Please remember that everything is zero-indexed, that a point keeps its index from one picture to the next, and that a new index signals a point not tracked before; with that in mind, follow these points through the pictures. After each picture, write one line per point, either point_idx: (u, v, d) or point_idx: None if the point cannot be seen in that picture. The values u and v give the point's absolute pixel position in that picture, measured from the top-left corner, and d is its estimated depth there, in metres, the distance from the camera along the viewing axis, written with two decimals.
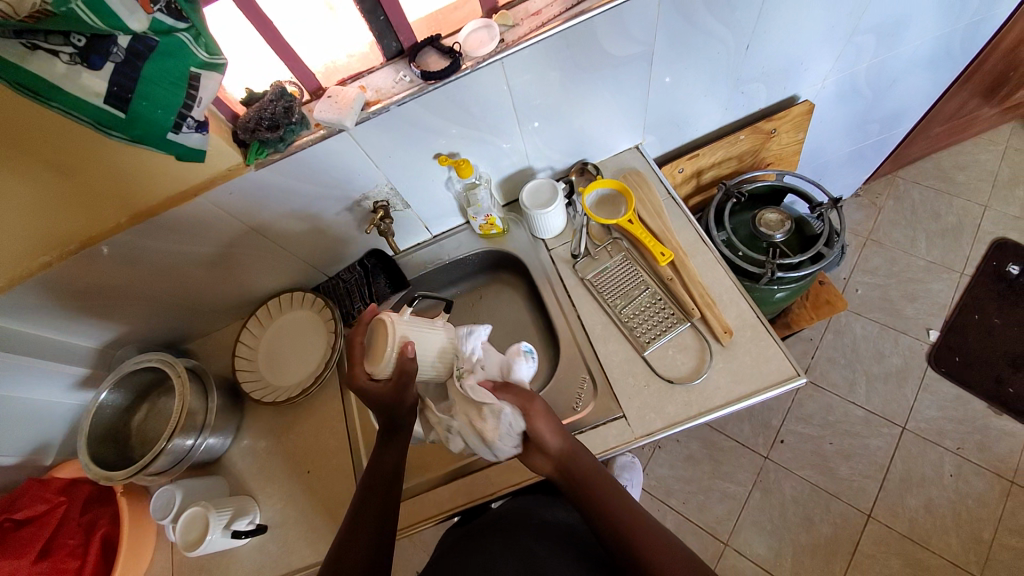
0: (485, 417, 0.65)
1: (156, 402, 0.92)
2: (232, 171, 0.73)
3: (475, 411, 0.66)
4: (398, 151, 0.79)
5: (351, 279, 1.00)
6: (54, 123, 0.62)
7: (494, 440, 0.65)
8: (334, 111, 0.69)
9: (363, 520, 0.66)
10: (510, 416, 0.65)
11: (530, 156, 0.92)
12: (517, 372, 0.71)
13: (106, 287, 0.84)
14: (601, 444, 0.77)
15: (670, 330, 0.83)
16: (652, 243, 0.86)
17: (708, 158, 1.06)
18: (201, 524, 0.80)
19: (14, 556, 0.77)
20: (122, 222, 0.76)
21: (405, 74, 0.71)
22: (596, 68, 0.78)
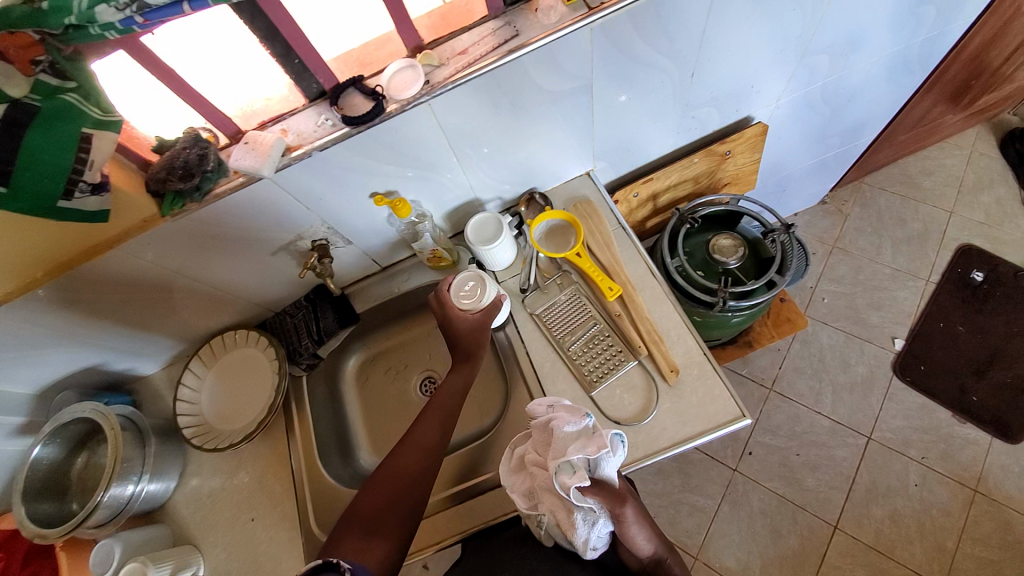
0: (577, 521, 0.66)
1: (90, 452, 0.88)
2: (147, 223, 0.70)
3: (564, 511, 0.66)
4: (329, 192, 0.76)
5: (299, 316, 0.98)
6: None
7: (581, 543, 0.67)
8: (252, 159, 0.66)
9: (412, 448, 0.73)
10: (596, 524, 0.67)
11: (474, 188, 0.89)
12: (606, 468, 0.68)
13: (31, 337, 0.78)
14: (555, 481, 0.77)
15: (616, 369, 0.81)
16: (600, 278, 0.84)
17: (662, 182, 1.04)
18: None
19: None
20: (39, 276, 0.70)
21: (327, 117, 0.68)
22: (534, 102, 0.76)
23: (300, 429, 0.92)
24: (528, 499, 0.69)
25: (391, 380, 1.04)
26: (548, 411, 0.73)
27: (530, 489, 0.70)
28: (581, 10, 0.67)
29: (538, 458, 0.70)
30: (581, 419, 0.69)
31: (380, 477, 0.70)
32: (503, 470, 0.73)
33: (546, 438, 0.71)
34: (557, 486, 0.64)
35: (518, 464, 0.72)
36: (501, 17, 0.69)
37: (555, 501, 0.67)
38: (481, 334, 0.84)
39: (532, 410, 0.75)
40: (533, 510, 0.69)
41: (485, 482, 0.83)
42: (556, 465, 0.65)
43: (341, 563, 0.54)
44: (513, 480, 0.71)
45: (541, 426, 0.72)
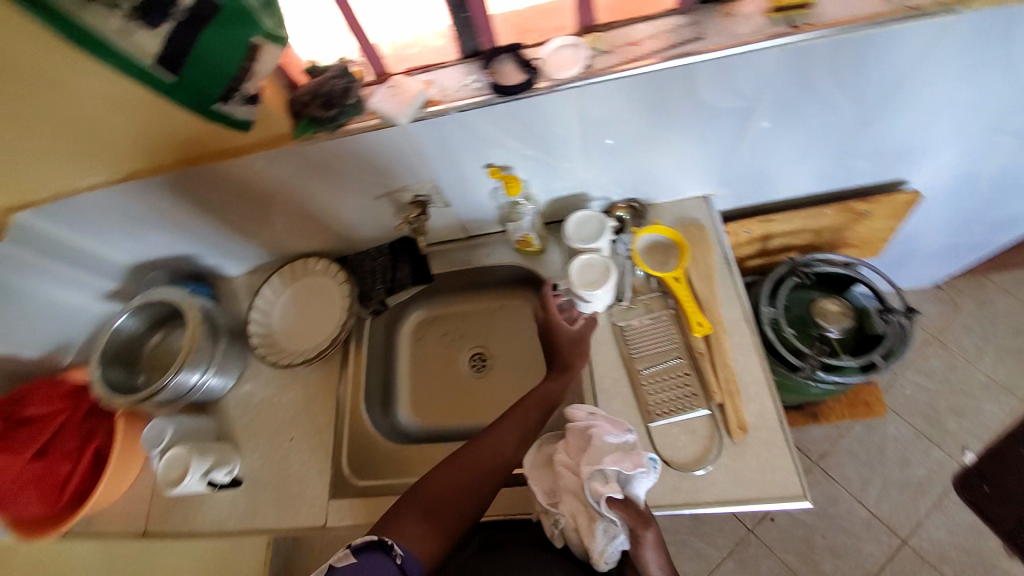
0: (599, 528, 0.65)
1: (170, 333, 0.93)
2: (276, 140, 0.71)
3: (585, 516, 0.66)
4: (447, 152, 0.73)
5: (376, 265, 0.98)
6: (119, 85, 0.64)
7: (598, 553, 0.65)
8: (392, 105, 0.65)
9: (487, 446, 0.71)
10: (616, 531, 0.65)
11: (587, 184, 0.84)
12: (636, 487, 0.65)
13: (138, 212, 0.84)
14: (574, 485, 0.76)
15: (683, 409, 0.75)
16: (692, 311, 0.79)
17: (783, 226, 0.95)
18: (183, 464, 0.81)
19: (15, 449, 0.81)
20: (166, 163, 0.76)
21: (474, 79, 0.65)
22: (686, 114, 0.70)
23: (352, 369, 0.94)
24: (551, 495, 0.69)
25: (444, 347, 1.04)
26: (588, 415, 0.72)
27: (555, 487, 0.69)
28: (782, 27, 0.61)
29: (567, 460, 0.69)
30: (620, 431, 0.68)
31: (448, 467, 0.70)
32: (527, 464, 0.73)
33: (580, 441, 0.70)
34: (590, 489, 0.64)
35: (545, 459, 0.72)
36: (689, 14, 0.64)
37: (576, 505, 0.67)
38: (579, 344, 0.80)
39: (571, 412, 0.72)
40: (552, 508, 0.69)
41: (517, 477, 0.81)
42: (590, 470, 0.65)
43: (392, 548, 0.59)
44: (539, 475, 0.71)
45: (574, 428, 0.70)
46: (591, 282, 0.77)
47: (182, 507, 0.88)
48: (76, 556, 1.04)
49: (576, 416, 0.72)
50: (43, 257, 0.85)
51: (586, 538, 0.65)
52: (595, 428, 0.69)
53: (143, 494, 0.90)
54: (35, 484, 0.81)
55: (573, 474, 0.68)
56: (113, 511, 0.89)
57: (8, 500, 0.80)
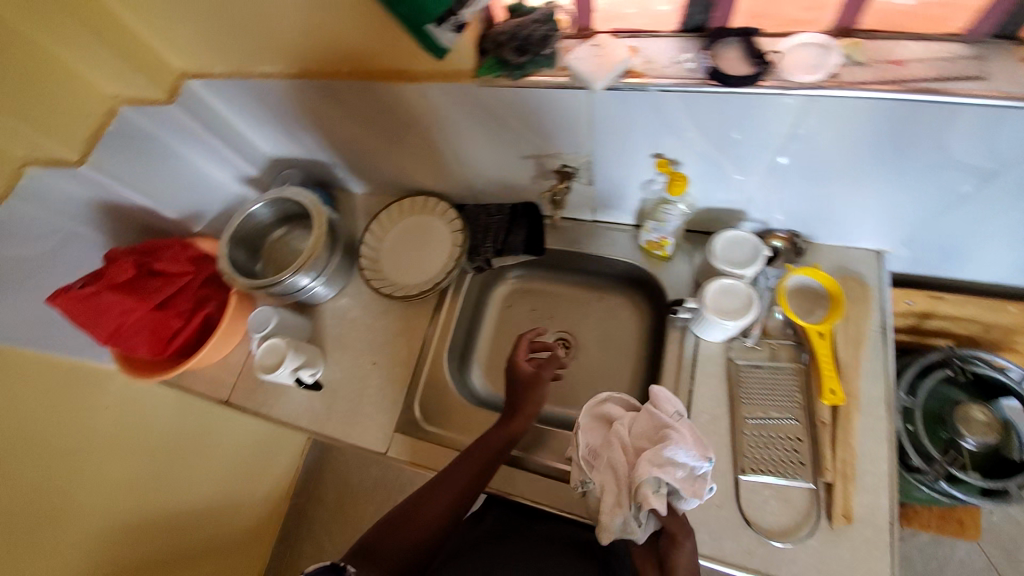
0: (620, 514, 0.61)
1: (292, 231, 0.97)
2: (454, 75, 0.68)
3: (613, 492, 0.63)
4: (625, 131, 0.68)
5: (493, 221, 0.95)
6: None
7: (605, 533, 0.61)
8: (591, 66, 0.59)
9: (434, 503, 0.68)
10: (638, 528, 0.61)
11: (752, 203, 0.76)
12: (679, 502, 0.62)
13: (296, 109, 0.86)
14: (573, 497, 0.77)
15: (785, 474, 0.70)
16: (829, 374, 0.71)
17: (953, 308, 0.85)
18: (278, 354, 0.87)
19: (140, 297, 0.86)
20: (343, 71, 0.75)
21: (688, 59, 0.59)
22: (912, 156, 0.60)
23: (444, 316, 0.94)
24: (592, 452, 0.68)
25: (530, 322, 1.01)
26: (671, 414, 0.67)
27: (600, 445, 0.68)
28: None
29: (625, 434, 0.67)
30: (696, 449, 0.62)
31: (402, 512, 0.68)
32: (586, 412, 0.72)
33: (649, 427, 0.67)
34: (638, 481, 0.60)
35: (603, 416, 0.72)
36: (974, 48, 0.54)
37: (610, 480, 0.64)
38: (538, 386, 0.80)
39: (657, 396, 0.69)
40: (587, 463, 0.67)
41: None
42: (647, 464, 0.61)
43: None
44: (591, 425, 0.71)
45: (652, 411, 0.67)
46: (731, 309, 0.71)
47: (263, 391, 0.94)
48: None
49: (659, 401, 0.69)
50: (198, 126, 0.90)
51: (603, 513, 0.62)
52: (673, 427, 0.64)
53: (232, 368, 0.97)
54: (150, 331, 0.87)
55: (626, 449, 0.65)
56: (205, 374, 0.97)
57: (123, 338, 0.85)
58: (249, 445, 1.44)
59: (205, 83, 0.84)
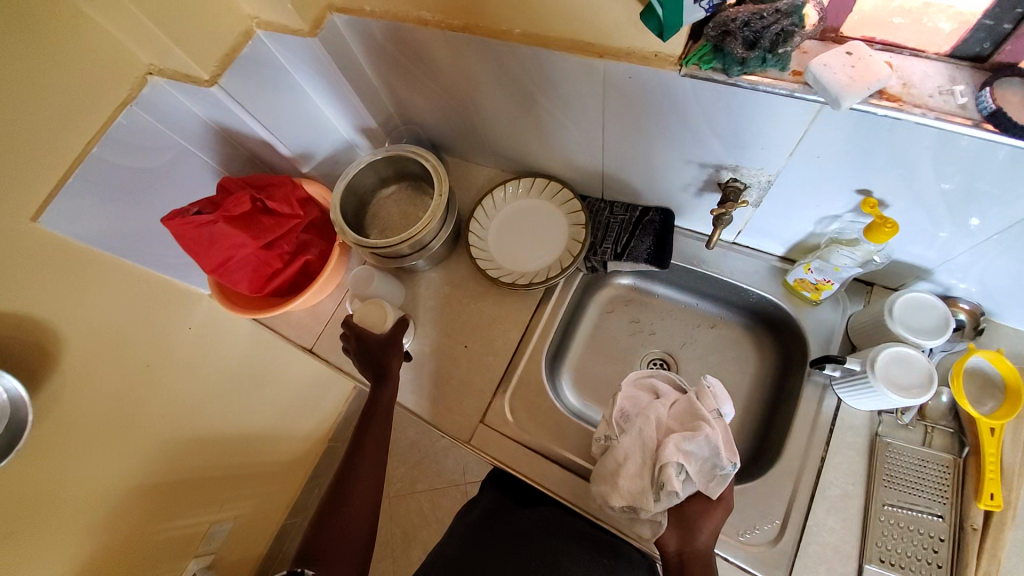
0: (640, 483, 0.63)
1: (403, 190, 0.93)
2: (655, 59, 0.58)
3: (636, 460, 0.65)
4: (833, 160, 0.59)
5: (621, 219, 0.88)
6: None
7: (617, 494, 0.64)
8: (843, 77, 0.48)
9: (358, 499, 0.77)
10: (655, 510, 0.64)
11: (946, 265, 0.66)
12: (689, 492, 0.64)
13: (441, 65, 0.78)
14: None
15: (917, 574, 0.62)
16: (993, 479, 0.61)
17: None
18: (377, 312, 0.84)
19: (251, 234, 0.83)
20: (513, 31, 0.65)
21: (961, 91, 0.49)
22: None
23: (549, 311, 0.88)
24: (625, 415, 0.69)
25: (630, 334, 0.93)
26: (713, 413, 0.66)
27: (636, 412, 0.69)
28: None
29: (663, 412, 0.68)
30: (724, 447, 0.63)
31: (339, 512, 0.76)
32: (628, 380, 0.74)
33: (684, 413, 0.68)
34: (664, 462, 0.62)
35: (645, 389, 0.73)
36: None
37: (634, 445, 0.66)
38: (391, 350, 0.82)
39: (704, 390, 0.69)
40: (618, 424, 0.69)
41: None
42: (677, 449, 0.62)
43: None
44: (635, 393, 0.71)
45: (692, 400, 0.68)
46: (907, 382, 0.62)
47: None
48: None
49: (704, 394, 0.68)
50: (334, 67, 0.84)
51: (620, 477, 0.64)
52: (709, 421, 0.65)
53: (322, 317, 0.94)
54: (253, 268, 0.85)
55: (659, 426, 0.67)
56: (294, 317, 0.95)
57: (228, 271, 0.84)
58: (299, 384, 1.44)
59: (349, 20, 0.76)
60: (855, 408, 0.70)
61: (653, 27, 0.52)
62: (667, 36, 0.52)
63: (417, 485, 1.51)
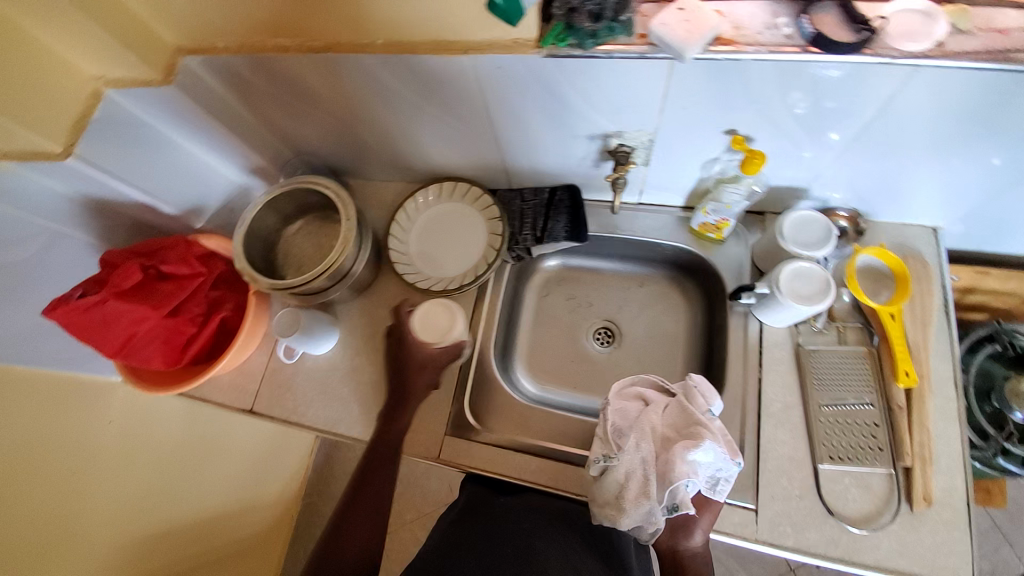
0: (647, 505, 0.62)
1: (310, 224, 0.89)
2: (516, 45, 0.60)
3: (639, 480, 0.63)
4: (697, 108, 0.63)
5: (532, 204, 0.90)
6: None
7: (626, 518, 0.63)
8: (680, 33, 0.53)
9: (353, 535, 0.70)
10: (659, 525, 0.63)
11: (816, 181, 0.73)
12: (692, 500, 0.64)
13: (314, 88, 0.77)
14: None
15: (863, 460, 0.67)
16: (904, 356, 0.68)
17: (994, 283, 0.84)
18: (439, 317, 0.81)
19: (151, 304, 0.78)
20: (376, 43, 0.66)
21: (784, 24, 0.54)
22: (1002, 127, 0.58)
23: (487, 309, 0.88)
24: (618, 431, 0.67)
25: (569, 312, 0.96)
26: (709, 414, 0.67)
27: (630, 427, 0.67)
28: None
29: (657, 421, 0.67)
30: (726, 448, 0.64)
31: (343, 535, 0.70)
32: (615, 391, 0.72)
33: (678, 420, 0.67)
34: (674, 481, 0.60)
35: (632, 399, 0.71)
36: None
37: (635, 465, 0.64)
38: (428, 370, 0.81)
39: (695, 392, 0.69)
40: (614, 442, 0.66)
41: None
42: (686, 464, 0.61)
43: None
44: (624, 406, 0.69)
45: (684, 405, 0.67)
46: (810, 292, 0.68)
47: (292, 396, 0.87)
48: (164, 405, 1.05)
49: (693, 396, 0.68)
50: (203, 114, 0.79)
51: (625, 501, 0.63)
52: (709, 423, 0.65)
53: (255, 372, 0.89)
54: (163, 340, 0.79)
55: (656, 437, 0.66)
56: (224, 380, 0.89)
57: (134, 349, 0.77)
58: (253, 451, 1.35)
59: (204, 60, 0.73)
60: (775, 328, 0.76)
61: (496, 12, 0.57)
62: (513, 19, 0.57)
63: (405, 517, 1.45)
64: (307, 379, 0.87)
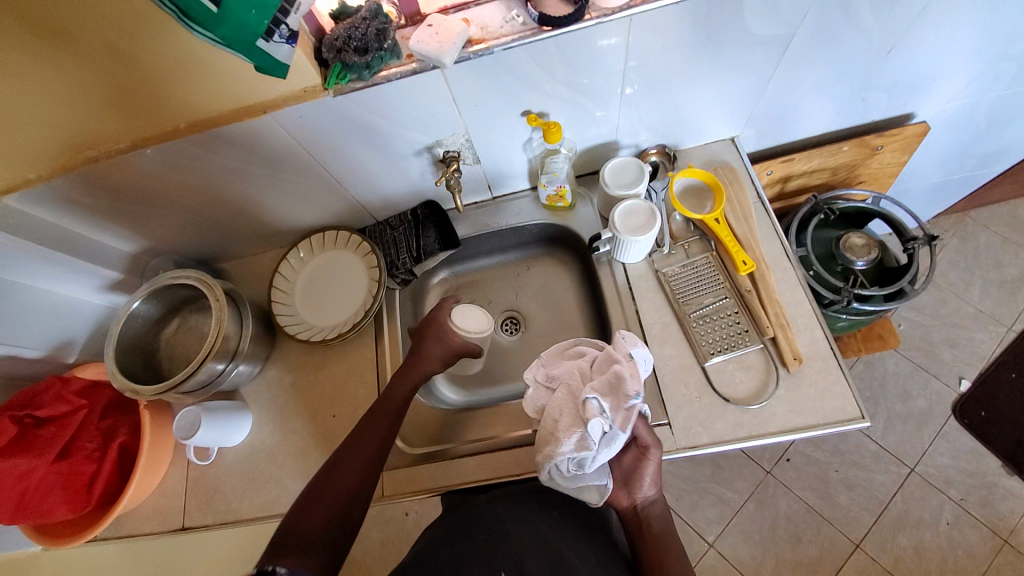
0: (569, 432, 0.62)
1: (188, 318, 0.89)
2: (308, 93, 0.66)
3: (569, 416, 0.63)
4: (488, 100, 0.72)
5: (400, 229, 0.94)
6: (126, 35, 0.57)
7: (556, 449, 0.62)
8: (434, 45, 0.62)
9: (333, 486, 0.66)
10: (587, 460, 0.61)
11: (621, 129, 0.83)
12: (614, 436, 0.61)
13: (143, 188, 0.78)
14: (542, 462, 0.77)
15: (737, 346, 0.76)
16: (736, 249, 0.79)
17: (802, 165, 0.97)
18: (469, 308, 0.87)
19: (35, 453, 0.74)
20: (179, 127, 0.69)
21: (517, 14, 0.65)
22: (726, 44, 0.70)
23: (388, 339, 0.91)
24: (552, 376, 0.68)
25: None
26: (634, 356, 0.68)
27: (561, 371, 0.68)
28: None
29: (584, 366, 0.67)
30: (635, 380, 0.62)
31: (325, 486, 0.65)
32: (554, 349, 0.72)
33: (603, 362, 0.66)
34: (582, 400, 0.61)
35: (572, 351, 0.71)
36: None
37: (563, 402, 0.65)
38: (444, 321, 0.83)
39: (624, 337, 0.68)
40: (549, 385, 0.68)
41: None
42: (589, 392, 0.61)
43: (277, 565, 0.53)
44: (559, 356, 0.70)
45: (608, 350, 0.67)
46: (640, 225, 0.78)
47: (222, 495, 0.84)
48: None
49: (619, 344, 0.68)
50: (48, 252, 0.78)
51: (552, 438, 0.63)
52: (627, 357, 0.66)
53: (177, 487, 0.86)
54: (61, 486, 0.75)
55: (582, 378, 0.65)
56: (148, 506, 0.85)
57: (32, 507, 0.72)
58: None
59: (21, 196, 0.72)
60: (635, 263, 0.84)
61: (258, 70, 0.58)
62: (280, 74, 0.59)
63: None
64: (232, 471, 0.85)
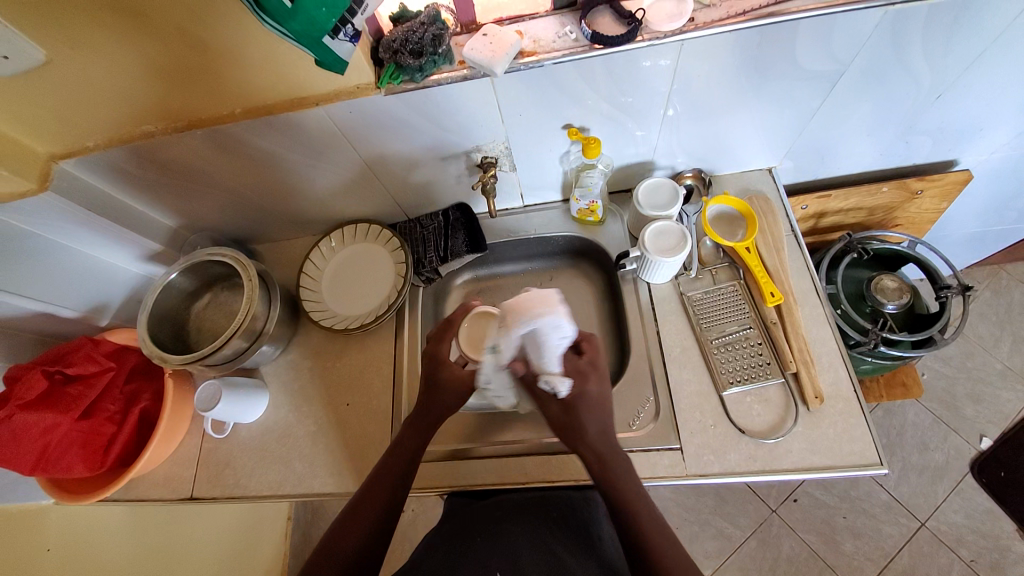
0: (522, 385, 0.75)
1: (219, 295, 0.92)
2: (360, 90, 0.69)
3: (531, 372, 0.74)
4: (532, 110, 0.73)
5: (430, 227, 0.95)
6: (200, 19, 0.60)
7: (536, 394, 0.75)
8: (486, 53, 0.63)
9: (359, 513, 0.65)
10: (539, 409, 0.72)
11: (658, 150, 0.84)
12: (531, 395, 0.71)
13: (192, 166, 0.81)
14: (546, 472, 0.76)
15: (757, 378, 0.75)
16: (764, 280, 0.78)
17: (838, 203, 0.96)
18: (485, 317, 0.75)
19: (62, 409, 0.76)
20: (235, 111, 0.73)
21: (571, 31, 0.67)
22: (774, 76, 0.70)
23: (408, 335, 0.92)
24: None
25: None
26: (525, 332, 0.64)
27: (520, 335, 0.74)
28: None
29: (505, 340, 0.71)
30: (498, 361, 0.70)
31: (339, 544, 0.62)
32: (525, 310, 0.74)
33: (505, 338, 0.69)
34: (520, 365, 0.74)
35: None
36: None
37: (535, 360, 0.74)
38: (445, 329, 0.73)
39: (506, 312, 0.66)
40: None
41: None
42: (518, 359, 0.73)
43: None
44: None
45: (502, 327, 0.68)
46: (670, 247, 0.78)
47: (232, 471, 0.86)
48: (110, 519, 1.00)
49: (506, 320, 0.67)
50: (101, 219, 0.81)
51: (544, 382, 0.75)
52: (503, 336, 0.66)
53: (190, 458, 0.88)
54: (82, 444, 0.77)
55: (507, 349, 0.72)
56: (159, 474, 0.87)
57: (52, 461, 0.75)
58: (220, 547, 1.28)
59: (78, 161, 0.76)
60: (660, 284, 0.85)
61: (320, 65, 0.60)
62: (340, 71, 0.62)
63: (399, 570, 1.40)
64: (244, 448, 0.87)
